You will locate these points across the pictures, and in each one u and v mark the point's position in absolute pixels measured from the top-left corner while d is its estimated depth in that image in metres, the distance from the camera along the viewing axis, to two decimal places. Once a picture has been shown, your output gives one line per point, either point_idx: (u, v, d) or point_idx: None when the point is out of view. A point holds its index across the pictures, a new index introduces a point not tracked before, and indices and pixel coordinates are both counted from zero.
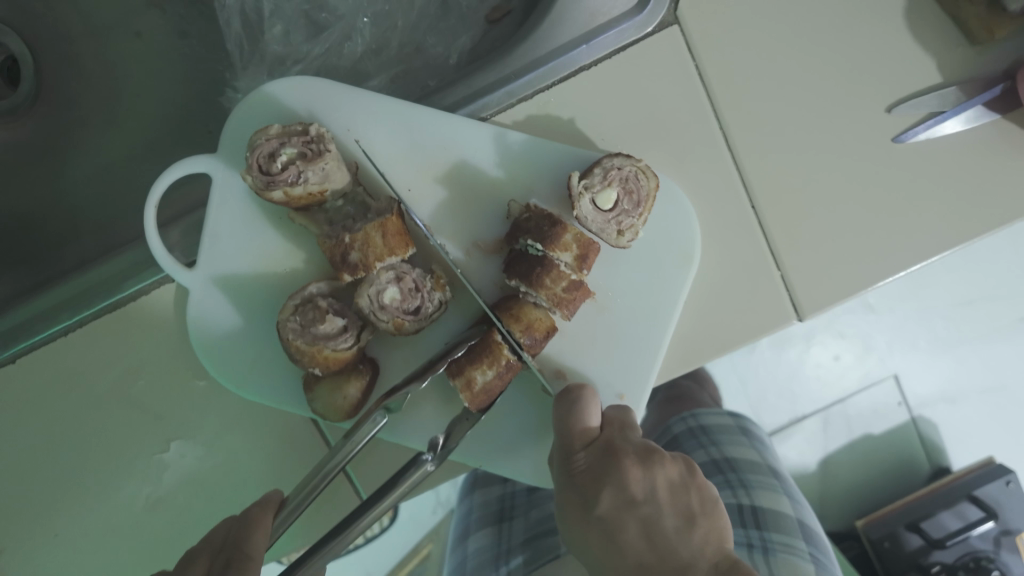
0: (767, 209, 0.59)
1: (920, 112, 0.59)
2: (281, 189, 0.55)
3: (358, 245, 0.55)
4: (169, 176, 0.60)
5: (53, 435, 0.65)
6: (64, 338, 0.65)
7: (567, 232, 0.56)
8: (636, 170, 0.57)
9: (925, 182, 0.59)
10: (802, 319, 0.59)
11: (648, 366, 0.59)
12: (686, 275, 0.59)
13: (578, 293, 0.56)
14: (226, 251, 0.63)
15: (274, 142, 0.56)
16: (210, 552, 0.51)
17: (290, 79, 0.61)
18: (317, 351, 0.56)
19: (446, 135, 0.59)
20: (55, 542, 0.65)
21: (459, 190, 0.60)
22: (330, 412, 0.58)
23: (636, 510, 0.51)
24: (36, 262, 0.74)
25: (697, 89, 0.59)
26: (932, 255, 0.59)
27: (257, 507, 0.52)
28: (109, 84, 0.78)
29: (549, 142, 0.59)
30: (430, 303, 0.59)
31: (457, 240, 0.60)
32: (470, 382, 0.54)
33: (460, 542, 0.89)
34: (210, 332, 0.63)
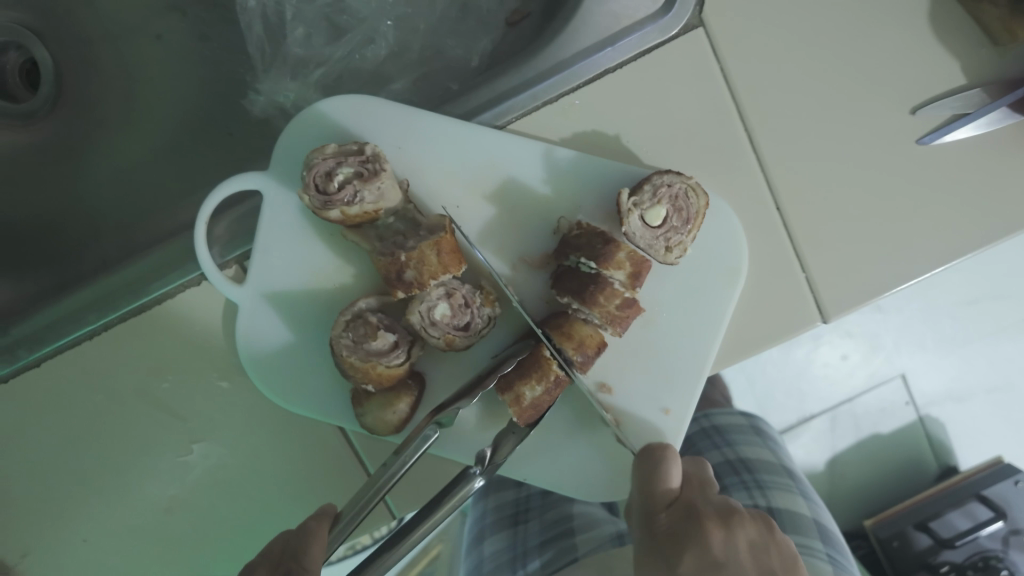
0: (791, 211, 0.59)
1: (943, 114, 0.59)
2: (337, 209, 0.55)
3: (414, 263, 0.55)
4: (221, 191, 0.60)
5: (76, 437, 0.65)
6: (89, 342, 0.65)
7: (620, 250, 0.56)
8: (687, 188, 0.56)
9: (948, 185, 0.59)
10: (826, 320, 0.59)
11: (693, 381, 0.60)
12: (732, 292, 0.59)
13: (630, 311, 0.56)
14: (277, 265, 0.63)
15: (331, 162, 0.56)
16: (268, 563, 0.52)
17: (340, 96, 0.61)
18: (370, 367, 0.57)
19: (493, 151, 0.59)
20: (79, 544, 0.66)
21: (506, 207, 0.60)
22: (378, 427, 0.58)
23: (718, 567, 0.49)
24: (57, 265, 0.74)
25: (722, 92, 0.59)
26: (954, 258, 0.59)
27: (314, 520, 0.53)
28: (129, 88, 0.78)
29: (599, 159, 0.59)
30: (480, 319, 0.58)
31: (504, 255, 0.60)
32: (519, 398, 0.54)
33: (475, 545, 0.88)
34: (258, 347, 0.62)
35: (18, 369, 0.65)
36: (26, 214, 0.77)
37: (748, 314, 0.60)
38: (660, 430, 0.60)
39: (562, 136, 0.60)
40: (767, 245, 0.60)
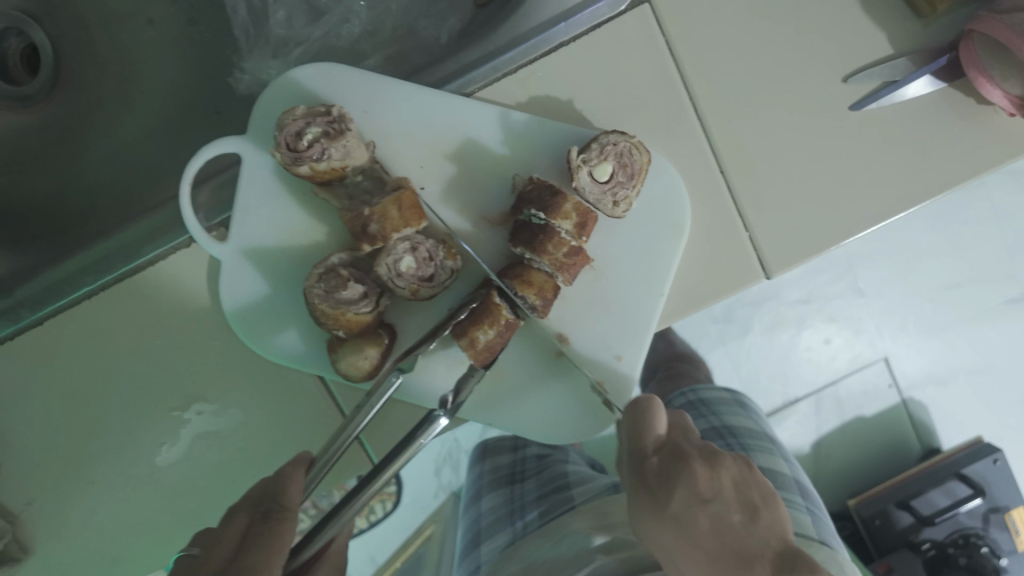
0: (734, 172, 0.64)
1: (872, 82, 0.64)
2: (306, 164, 0.60)
3: (377, 217, 0.60)
4: (203, 154, 0.66)
5: (79, 395, 0.71)
6: (88, 301, 0.70)
7: (567, 202, 0.61)
8: (630, 146, 0.62)
9: (881, 147, 0.64)
10: (769, 277, 0.64)
11: (643, 326, 0.65)
12: (676, 245, 0.64)
13: (578, 259, 0.61)
14: (254, 224, 0.68)
15: (300, 123, 0.61)
16: (249, 507, 0.56)
17: (315, 66, 0.66)
18: (340, 313, 0.61)
19: (453, 114, 0.65)
20: (80, 492, 0.71)
21: (467, 168, 0.65)
22: (352, 372, 0.63)
23: (708, 507, 0.52)
24: (53, 238, 0.79)
25: (668, 64, 0.64)
26: (886, 217, 0.64)
27: (290, 466, 0.58)
28: (125, 69, 0.83)
29: (549, 121, 0.64)
30: (443, 271, 0.63)
31: (464, 213, 0.65)
32: (473, 342, 0.59)
33: (474, 502, 0.97)
34: (241, 299, 0.68)
35: (21, 327, 0.70)
36: (28, 191, 0.82)
37: (694, 271, 0.65)
38: (613, 371, 0.65)
39: (521, 104, 0.66)
40: (715, 207, 0.65)
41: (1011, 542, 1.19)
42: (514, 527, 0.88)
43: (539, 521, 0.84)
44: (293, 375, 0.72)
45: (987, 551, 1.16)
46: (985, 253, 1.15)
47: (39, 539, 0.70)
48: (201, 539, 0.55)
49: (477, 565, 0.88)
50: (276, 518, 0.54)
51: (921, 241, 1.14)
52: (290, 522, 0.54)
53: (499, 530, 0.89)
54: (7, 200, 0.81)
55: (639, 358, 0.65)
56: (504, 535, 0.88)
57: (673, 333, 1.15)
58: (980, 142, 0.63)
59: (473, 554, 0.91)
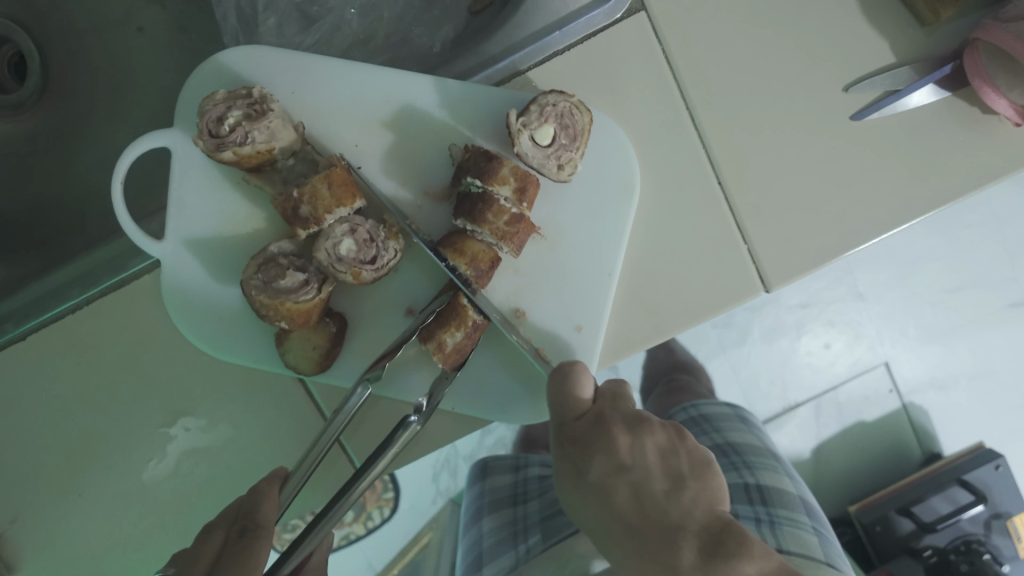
0: (733, 184, 0.63)
1: (875, 91, 0.62)
2: (230, 150, 0.57)
3: (307, 198, 0.57)
4: (128, 154, 0.62)
5: (64, 410, 0.69)
6: (74, 315, 0.68)
7: (503, 166, 0.58)
8: (570, 106, 0.60)
9: (883, 157, 0.63)
10: (769, 290, 0.63)
11: (602, 299, 0.62)
12: (629, 205, 0.63)
13: (521, 226, 0.58)
14: (191, 216, 0.65)
15: (221, 108, 0.58)
16: (226, 523, 0.56)
17: (241, 48, 0.63)
18: (279, 303, 0.58)
19: (382, 85, 0.63)
20: (66, 510, 0.69)
21: (404, 136, 0.63)
22: (302, 363, 0.61)
23: (626, 475, 0.49)
24: (39, 248, 0.78)
25: (665, 73, 0.63)
26: (889, 228, 0.62)
27: (264, 481, 0.57)
28: (112, 76, 0.82)
29: (480, 86, 0.62)
30: (386, 252, 0.60)
31: (408, 185, 0.63)
32: (441, 345, 0.59)
33: (474, 522, 0.96)
34: (182, 290, 0.65)
35: (7, 341, 0.68)
36: (16, 201, 0.80)
37: (690, 283, 0.63)
38: (575, 347, 0.62)
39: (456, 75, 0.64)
40: (713, 218, 0.63)
41: (1013, 549, 1.17)
42: (517, 550, 0.87)
43: (542, 545, 0.83)
44: (283, 390, 0.70)
45: (989, 557, 1.13)
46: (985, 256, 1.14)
47: (24, 557, 0.69)
48: (177, 560, 0.55)
49: None
50: (252, 536, 0.54)
51: (920, 244, 1.13)
52: (266, 541, 0.54)
53: (502, 554, 0.88)
54: None
55: (600, 334, 0.62)
56: (507, 560, 0.87)
57: (672, 341, 1.14)
58: (985, 152, 0.62)
59: None
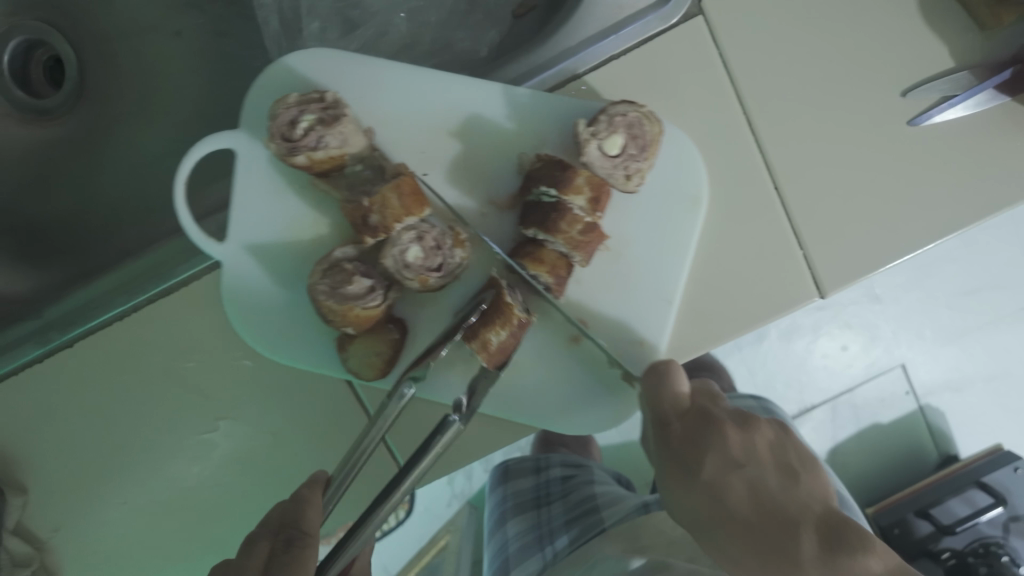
0: (788, 189, 0.62)
1: (931, 96, 0.61)
2: (303, 154, 0.58)
3: (377, 207, 0.58)
4: (194, 155, 0.64)
5: (105, 417, 0.68)
6: (120, 323, 0.68)
7: (578, 175, 0.59)
8: (641, 116, 0.59)
9: (942, 161, 0.61)
10: (824, 296, 0.62)
11: (665, 310, 0.62)
12: (694, 218, 0.63)
13: (593, 236, 0.59)
14: (254, 220, 0.66)
15: (295, 112, 0.59)
16: (269, 534, 0.55)
17: (309, 53, 0.64)
18: (347, 310, 0.58)
19: (453, 93, 0.62)
20: (109, 519, 0.68)
21: (471, 146, 0.63)
22: (365, 369, 0.61)
23: (741, 472, 0.53)
24: (75, 253, 0.77)
25: (721, 78, 0.62)
26: (947, 233, 0.61)
27: (307, 487, 0.55)
28: (150, 81, 0.81)
29: (552, 95, 0.62)
30: (452, 260, 0.60)
31: (473, 195, 0.62)
32: (485, 344, 0.58)
33: (500, 527, 0.95)
34: (244, 295, 0.66)
35: (50, 350, 0.68)
36: (53, 207, 0.79)
37: (747, 290, 0.61)
38: (635, 358, 0.63)
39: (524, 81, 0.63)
40: (767, 223, 0.62)
41: None
42: (544, 553, 0.85)
43: (570, 547, 0.82)
44: (325, 398, 0.69)
45: (1008, 560, 1.08)
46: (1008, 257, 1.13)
47: (62, 565, 0.68)
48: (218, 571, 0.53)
49: None
50: (299, 545, 0.52)
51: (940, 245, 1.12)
52: (313, 549, 0.52)
53: (529, 557, 0.87)
54: (31, 215, 0.79)
55: (661, 346, 0.62)
56: (534, 563, 0.85)
57: None
58: None
59: None
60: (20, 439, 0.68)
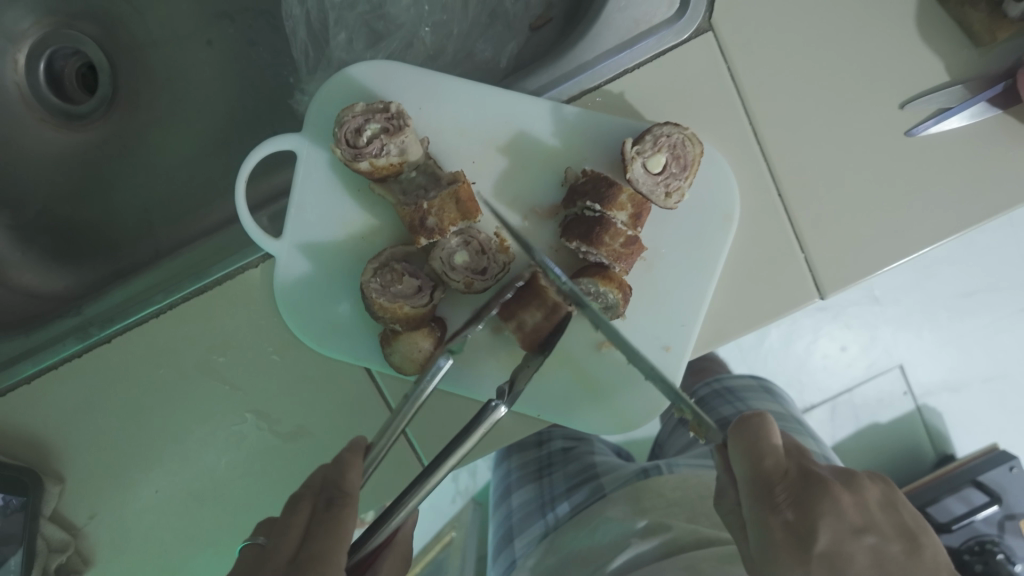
0: (791, 195, 0.65)
1: (929, 108, 0.65)
2: (366, 160, 0.60)
3: (435, 210, 0.61)
4: (257, 153, 0.65)
5: (142, 410, 0.72)
6: (156, 319, 0.71)
7: (621, 193, 0.61)
8: (684, 138, 0.62)
9: (938, 170, 0.65)
10: (824, 297, 0.65)
11: (692, 319, 0.65)
12: (726, 235, 0.66)
13: (634, 249, 0.61)
14: (310, 219, 0.67)
15: (360, 119, 0.61)
16: (312, 495, 0.56)
17: (371, 62, 0.66)
18: (398, 308, 0.62)
19: (507, 109, 0.64)
20: (143, 507, 0.72)
21: (517, 161, 0.65)
22: (406, 364, 0.63)
23: (861, 540, 0.49)
24: (112, 253, 0.82)
25: (731, 91, 0.66)
26: (941, 238, 0.64)
27: (347, 453, 0.56)
28: (181, 87, 0.84)
29: (602, 115, 0.64)
30: (496, 265, 0.64)
31: (517, 206, 0.65)
32: (521, 324, 0.61)
33: (504, 499, 0.97)
34: (291, 291, 0.67)
35: (88, 345, 0.71)
36: (90, 209, 0.83)
37: (754, 294, 0.65)
38: (661, 364, 0.66)
39: (574, 98, 0.67)
40: (771, 227, 0.65)
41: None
42: (546, 519, 0.87)
43: (572, 512, 0.84)
44: (351, 391, 0.72)
45: (1003, 558, 1.15)
46: (1004, 259, 1.15)
47: (99, 552, 0.71)
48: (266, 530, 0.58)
49: (512, 560, 0.87)
50: (340, 505, 0.54)
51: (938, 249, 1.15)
52: (353, 509, 0.54)
53: (532, 523, 0.88)
54: (69, 217, 0.83)
55: (684, 354, 0.65)
56: (537, 528, 0.87)
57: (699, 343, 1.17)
58: None
59: (507, 548, 0.90)
60: (59, 432, 0.71)
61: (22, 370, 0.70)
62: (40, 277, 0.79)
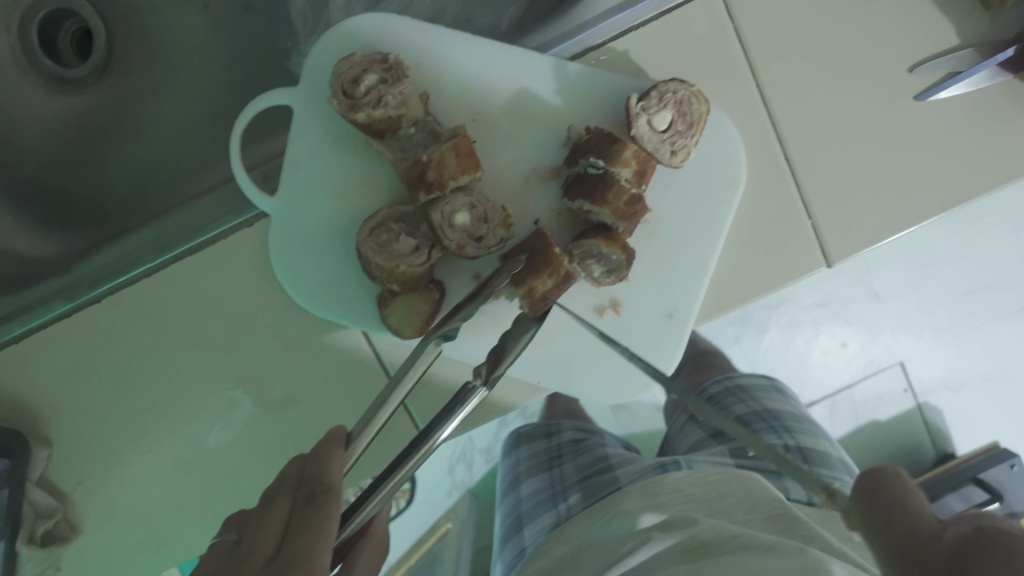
0: (799, 160, 0.64)
1: (938, 73, 0.64)
2: (363, 112, 0.58)
3: (434, 164, 0.59)
4: (251, 108, 0.64)
5: (131, 374, 0.70)
6: (148, 280, 0.70)
7: (626, 149, 0.59)
8: (690, 95, 0.61)
9: (946, 136, 0.64)
10: (830, 265, 0.64)
11: (696, 284, 0.64)
12: (732, 200, 0.64)
13: (638, 207, 0.60)
14: (306, 179, 0.66)
15: (357, 70, 0.60)
16: (289, 490, 0.52)
17: (370, 16, 0.65)
18: (394, 267, 0.61)
19: (509, 66, 0.63)
20: (133, 473, 0.70)
21: (520, 118, 0.64)
22: (404, 327, 0.63)
23: None
24: (108, 219, 0.81)
25: (737, 52, 0.64)
26: (950, 207, 0.64)
27: (326, 443, 0.53)
28: (177, 51, 0.83)
29: (604, 71, 0.63)
30: (493, 237, 0.62)
31: (518, 166, 0.63)
32: (530, 291, 0.59)
33: (514, 489, 0.99)
34: (289, 250, 0.66)
35: (77, 305, 0.70)
36: (85, 173, 0.82)
37: (759, 263, 0.64)
38: (664, 331, 0.65)
39: (576, 56, 0.66)
40: (778, 192, 0.64)
41: None
42: (557, 509, 0.87)
43: (583, 503, 0.85)
44: (346, 361, 0.71)
45: None
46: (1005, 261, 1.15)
47: (88, 519, 0.70)
48: (238, 525, 0.53)
49: (521, 548, 0.87)
50: (321, 500, 0.49)
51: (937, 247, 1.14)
52: (337, 504, 0.50)
53: (542, 513, 0.89)
54: (63, 182, 0.81)
55: (689, 321, 0.65)
56: (547, 518, 0.88)
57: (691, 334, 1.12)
58: None
59: (516, 537, 0.91)
60: (47, 394, 0.69)
61: (10, 330, 0.69)
62: (30, 241, 0.78)
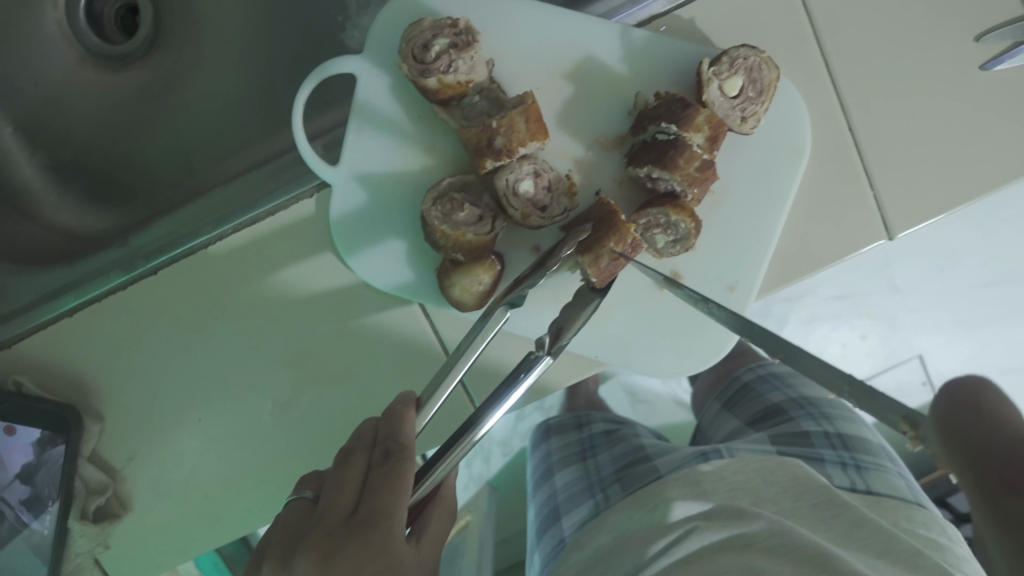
0: (863, 129, 0.64)
1: (1004, 42, 0.63)
2: (434, 76, 0.58)
3: (503, 129, 0.58)
4: (314, 79, 0.64)
5: (185, 347, 0.69)
6: (203, 250, 0.69)
7: (700, 113, 0.58)
8: (761, 61, 0.60)
9: (1010, 107, 0.63)
10: (891, 238, 0.64)
11: (758, 256, 0.64)
12: (795, 169, 0.64)
13: (709, 173, 0.59)
14: (367, 148, 0.65)
15: (428, 34, 0.59)
16: (365, 448, 0.52)
17: None
18: (459, 236, 0.60)
19: (575, 33, 0.63)
20: (185, 448, 0.69)
21: (584, 86, 0.63)
22: (465, 298, 0.62)
23: None
24: (154, 195, 0.80)
25: (802, 20, 0.64)
26: (1011, 179, 0.63)
27: (398, 403, 0.53)
28: (223, 25, 0.82)
29: (670, 38, 0.62)
30: (557, 206, 0.62)
31: (582, 136, 0.63)
32: (597, 258, 0.57)
33: (547, 480, 0.96)
34: (349, 219, 0.66)
35: (134, 278, 0.69)
36: (132, 150, 0.82)
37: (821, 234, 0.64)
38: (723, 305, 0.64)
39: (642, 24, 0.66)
40: (841, 162, 0.64)
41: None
42: (594, 499, 0.84)
43: (623, 492, 0.81)
44: (396, 336, 0.69)
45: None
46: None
47: (137, 494, 0.69)
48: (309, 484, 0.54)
49: (561, 539, 0.83)
50: (397, 459, 0.50)
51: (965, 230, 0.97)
52: (412, 462, 0.50)
53: (579, 504, 0.85)
54: (110, 159, 0.81)
55: (750, 294, 0.64)
56: (586, 508, 0.84)
57: None
58: None
59: (553, 528, 0.87)
60: (102, 366, 0.69)
61: (65, 304, 0.69)
62: (77, 217, 0.79)
